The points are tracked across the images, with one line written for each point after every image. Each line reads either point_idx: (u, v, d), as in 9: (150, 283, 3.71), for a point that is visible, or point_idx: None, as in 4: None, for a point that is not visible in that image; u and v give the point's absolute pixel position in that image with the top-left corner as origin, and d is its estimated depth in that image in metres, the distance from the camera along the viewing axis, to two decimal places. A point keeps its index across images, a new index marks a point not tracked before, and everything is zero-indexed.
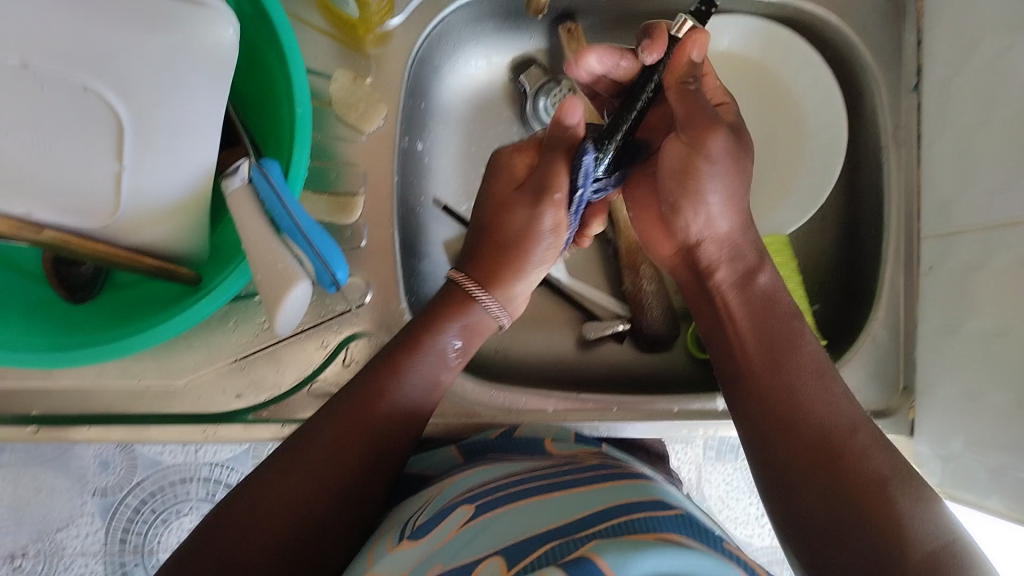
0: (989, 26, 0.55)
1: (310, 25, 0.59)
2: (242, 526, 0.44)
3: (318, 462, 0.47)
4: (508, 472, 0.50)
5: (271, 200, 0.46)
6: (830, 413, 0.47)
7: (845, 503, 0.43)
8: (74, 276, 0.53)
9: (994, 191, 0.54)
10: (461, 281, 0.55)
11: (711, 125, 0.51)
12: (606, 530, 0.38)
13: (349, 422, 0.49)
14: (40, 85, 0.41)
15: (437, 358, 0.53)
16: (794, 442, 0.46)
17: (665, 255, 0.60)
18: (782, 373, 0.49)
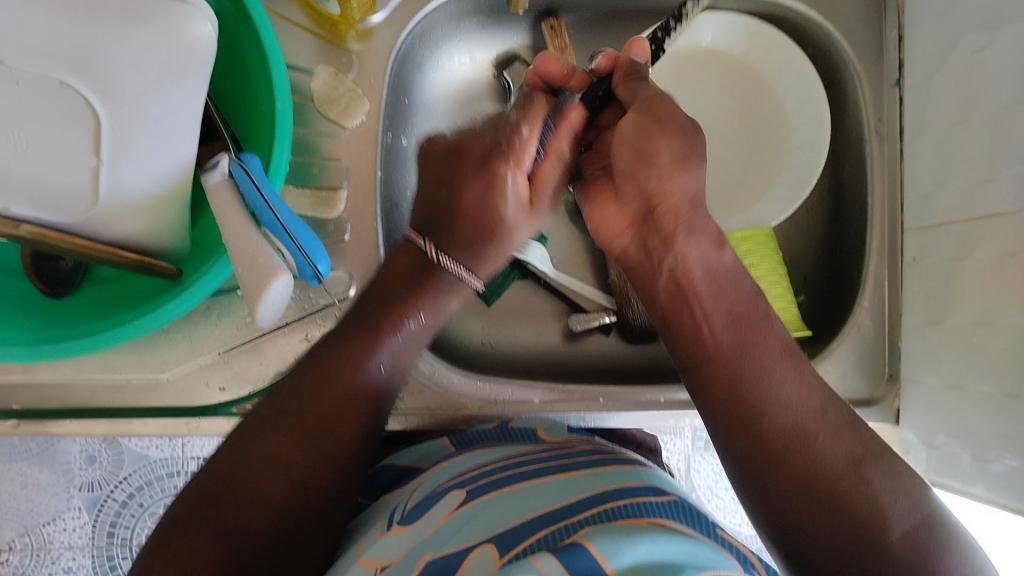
0: (970, 20, 0.55)
1: (289, 21, 0.58)
2: (217, 511, 0.42)
3: (287, 441, 0.45)
4: (500, 457, 0.50)
5: (252, 194, 0.46)
6: (789, 401, 0.44)
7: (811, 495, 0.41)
8: (54, 270, 0.52)
9: (976, 184, 0.55)
10: (417, 240, 0.53)
11: (658, 97, 0.51)
12: (599, 515, 0.38)
13: (312, 397, 0.46)
14: (17, 81, 0.41)
15: (392, 321, 0.50)
16: (757, 437, 0.44)
17: (616, 232, 0.54)
18: (742, 364, 0.46)
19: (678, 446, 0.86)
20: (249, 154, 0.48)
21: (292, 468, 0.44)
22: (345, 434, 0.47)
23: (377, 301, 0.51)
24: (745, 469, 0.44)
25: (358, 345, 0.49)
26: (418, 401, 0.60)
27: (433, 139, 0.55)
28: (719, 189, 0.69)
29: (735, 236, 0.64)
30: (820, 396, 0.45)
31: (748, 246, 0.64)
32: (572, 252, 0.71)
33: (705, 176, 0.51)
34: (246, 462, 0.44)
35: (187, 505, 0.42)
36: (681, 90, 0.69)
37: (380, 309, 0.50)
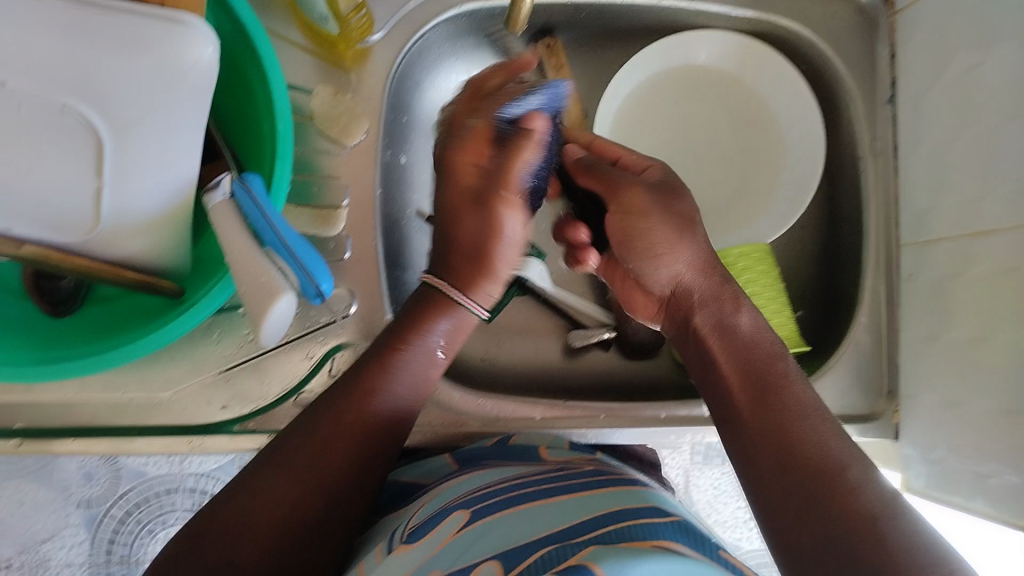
0: (963, 39, 0.56)
1: (287, 40, 0.59)
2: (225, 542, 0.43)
3: (288, 483, 0.45)
4: (504, 477, 0.51)
5: (255, 215, 0.46)
6: (820, 452, 0.43)
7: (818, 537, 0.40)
8: (56, 290, 0.53)
9: (971, 201, 0.55)
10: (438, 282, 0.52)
11: (633, 186, 0.54)
12: (604, 536, 0.38)
13: (319, 437, 0.47)
14: (19, 104, 0.41)
15: (416, 364, 0.51)
16: (784, 483, 0.43)
17: (649, 317, 0.59)
18: (775, 414, 0.46)
19: (676, 461, 0.86)
20: (251, 174, 0.48)
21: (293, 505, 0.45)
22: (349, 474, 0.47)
23: (402, 346, 0.51)
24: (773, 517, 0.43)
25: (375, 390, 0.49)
26: (419, 418, 0.60)
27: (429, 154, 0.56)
28: (714, 205, 0.69)
29: (732, 253, 0.64)
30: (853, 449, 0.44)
31: (745, 262, 0.64)
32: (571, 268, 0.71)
33: (685, 264, 0.52)
34: (243, 502, 0.44)
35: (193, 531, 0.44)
36: (677, 106, 0.69)
37: (399, 342, 0.51)
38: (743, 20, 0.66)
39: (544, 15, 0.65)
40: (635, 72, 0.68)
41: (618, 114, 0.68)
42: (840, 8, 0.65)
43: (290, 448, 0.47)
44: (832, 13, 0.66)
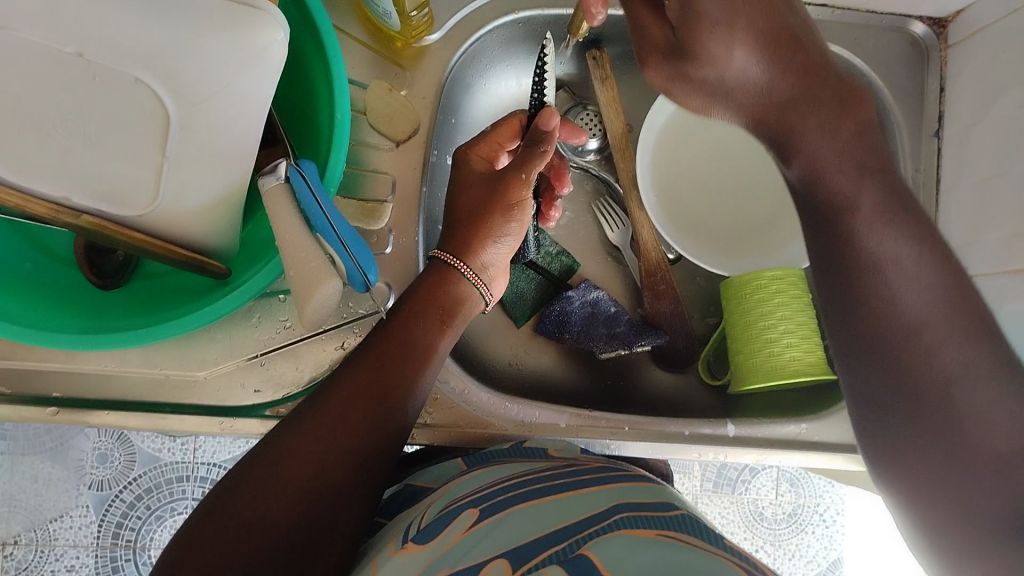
0: (1015, 77, 0.56)
1: (348, 35, 0.60)
2: (247, 501, 0.43)
3: (336, 416, 0.46)
4: (514, 473, 0.50)
5: (307, 199, 0.47)
6: (919, 325, 0.43)
7: (937, 432, 0.42)
8: (104, 262, 0.54)
9: (1013, 237, 0.55)
10: (442, 255, 0.54)
11: None
12: (614, 525, 0.40)
13: (350, 395, 0.47)
14: (93, 75, 0.42)
15: (427, 327, 0.52)
16: (893, 381, 0.44)
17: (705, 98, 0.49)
18: (859, 296, 0.46)
19: (687, 487, 0.90)
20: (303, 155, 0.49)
21: (343, 445, 0.46)
22: (388, 412, 0.48)
23: (414, 312, 0.52)
24: (879, 403, 0.45)
25: (401, 350, 0.50)
26: (446, 416, 0.60)
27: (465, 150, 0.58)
28: (752, 226, 0.70)
29: (766, 275, 0.63)
30: (943, 291, 0.43)
31: (777, 285, 0.63)
32: (605, 280, 0.72)
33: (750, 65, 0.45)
34: (289, 442, 0.45)
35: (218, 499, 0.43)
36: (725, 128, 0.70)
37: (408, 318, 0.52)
38: None
39: (597, 28, 0.66)
40: None
41: (663, 132, 0.69)
42: (893, 39, 0.66)
43: (337, 394, 0.47)
44: (885, 42, 0.66)
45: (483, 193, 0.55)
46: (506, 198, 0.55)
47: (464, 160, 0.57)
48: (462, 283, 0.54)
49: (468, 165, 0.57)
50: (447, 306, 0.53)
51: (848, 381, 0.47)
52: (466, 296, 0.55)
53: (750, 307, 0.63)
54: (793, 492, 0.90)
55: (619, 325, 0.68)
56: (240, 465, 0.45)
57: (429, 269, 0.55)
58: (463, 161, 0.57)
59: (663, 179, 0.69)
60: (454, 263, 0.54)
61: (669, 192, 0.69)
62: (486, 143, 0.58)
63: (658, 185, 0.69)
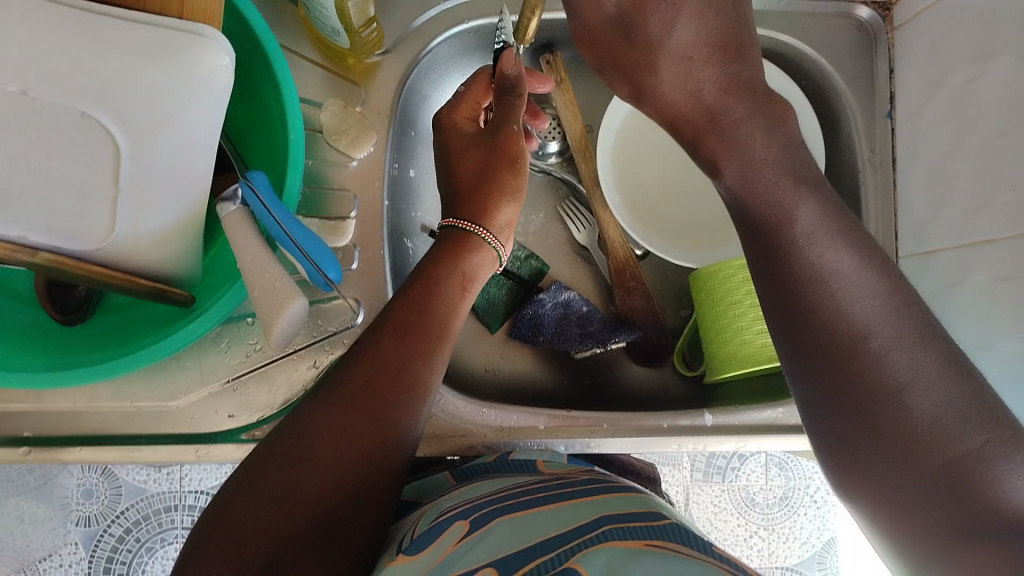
0: (961, 54, 0.57)
1: (301, 56, 0.60)
2: (277, 474, 0.43)
3: (363, 382, 0.47)
4: (501, 488, 0.50)
5: (262, 213, 0.47)
6: (868, 336, 0.42)
7: (891, 446, 0.39)
8: (68, 298, 0.53)
9: (969, 212, 0.56)
10: (457, 222, 0.55)
11: None
12: (599, 537, 0.40)
13: (379, 360, 0.48)
14: (38, 112, 0.41)
15: (452, 292, 0.52)
16: (840, 397, 0.42)
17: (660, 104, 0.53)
18: (801, 297, 0.44)
19: (676, 479, 0.91)
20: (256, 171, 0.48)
21: (373, 411, 0.46)
22: (417, 378, 0.48)
23: (437, 278, 0.52)
24: (828, 422, 0.42)
25: (422, 317, 0.50)
26: (426, 427, 0.61)
27: (450, 115, 0.57)
28: (716, 217, 0.70)
29: (734, 263, 0.63)
30: (891, 301, 0.43)
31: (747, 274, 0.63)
32: (575, 280, 0.72)
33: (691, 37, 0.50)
34: (317, 412, 0.45)
35: (225, 502, 0.42)
36: None
37: (430, 280, 0.52)
38: None
39: (549, 32, 0.67)
40: None
41: (621, 131, 0.70)
42: (840, 25, 0.67)
43: (365, 360, 0.47)
44: (832, 29, 0.67)
45: (482, 156, 0.56)
46: (504, 152, 0.56)
47: (452, 123, 0.57)
48: (481, 246, 0.55)
49: (456, 128, 0.57)
50: (467, 270, 0.54)
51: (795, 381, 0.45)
52: (483, 260, 0.55)
53: (719, 298, 0.63)
54: (782, 476, 0.91)
55: (593, 325, 0.68)
56: (268, 440, 0.45)
57: (446, 237, 0.55)
58: (449, 126, 0.57)
59: (625, 177, 0.70)
60: (465, 227, 0.55)
61: (633, 190, 0.70)
62: (466, 102, 0.58)
63: (620, 183, 0.69)
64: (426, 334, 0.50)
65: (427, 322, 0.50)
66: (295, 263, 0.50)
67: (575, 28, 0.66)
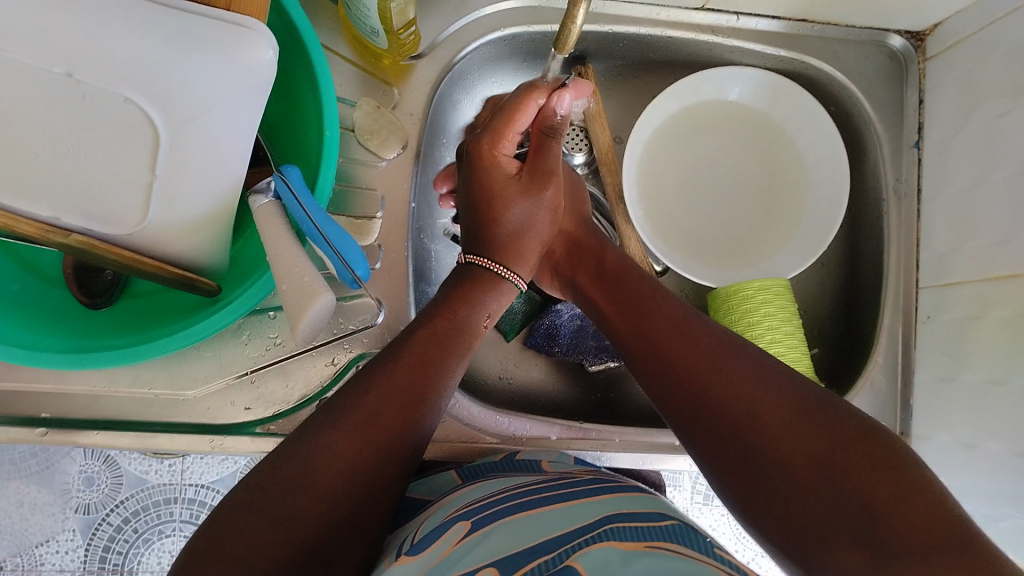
0: (993, 89, 0.57)
1: (337, 54, 0.61)
2: (279, 498, 0.39)
3: (370, 415, 0.44)
4: (502, 488, 0.50)
5: (293, 205, 0.48)
6: (759, 415, 0.43)
7: (796, 491, 0.41)
8: (94, 282, 0.54)
9: (993, 246, 0.56)
10: (485, 263, 0.54)
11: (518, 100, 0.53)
12: (602, 535, 0.40)
13: (387, 394, 0.46)
14: (82, 94, 0.42)
15: (471, 336, 0.52)
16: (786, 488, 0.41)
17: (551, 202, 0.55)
18: (699, 383, 0.46)
19: (680, 500, 0.90)
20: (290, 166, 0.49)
21: (378, 443, 0.44)
22: (422, 415, 0.47)
23: (458, 317, 0.51)
24: (754, 502, 0.43)
25: (435, 343, 0.49)
26: (438, 430, 0.60)
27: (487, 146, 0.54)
28: (738, 237, 0.70)
29: (753, 285, 0.63)
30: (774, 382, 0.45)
31: (766, 296, 0.63)
32: None
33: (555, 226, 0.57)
34: (321, 437, 0.43)
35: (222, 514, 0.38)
36: (705, 142, 0.71)
37: (448, 311, 0.51)
38: (776, 58, 0.68)
39: (582, 45, 0.67)
40: (667, 105, 0.69)
41: (648, 146, 0.70)
42: (871, 53, 0.68)
43: (375, 393, 0.45)
44: (863, 56, 0.68)
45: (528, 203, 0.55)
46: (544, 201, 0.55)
47: (494, 158, 0.54)
48: (507, 289, 0.55)
49: (491, 162, 0.55)
50: (489, 311, 0.54)
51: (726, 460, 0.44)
52: (504, 300, 0.55)
53: (735, 318, 0.64)
54: None
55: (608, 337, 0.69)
56: (270, 456, 0.42)
57: (468, 274, 0.54)
58: (490, 158, 0.54)
59: (649, 193, 0.70)
60: (495, 269, 0.54)
61: (655, 206, 0.70)
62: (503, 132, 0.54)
63: (643, 199, 0.70)
64: (441, 360, 0.49)
65: (443, 354, 0.49)
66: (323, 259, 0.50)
67: (609, 42, 0.67)
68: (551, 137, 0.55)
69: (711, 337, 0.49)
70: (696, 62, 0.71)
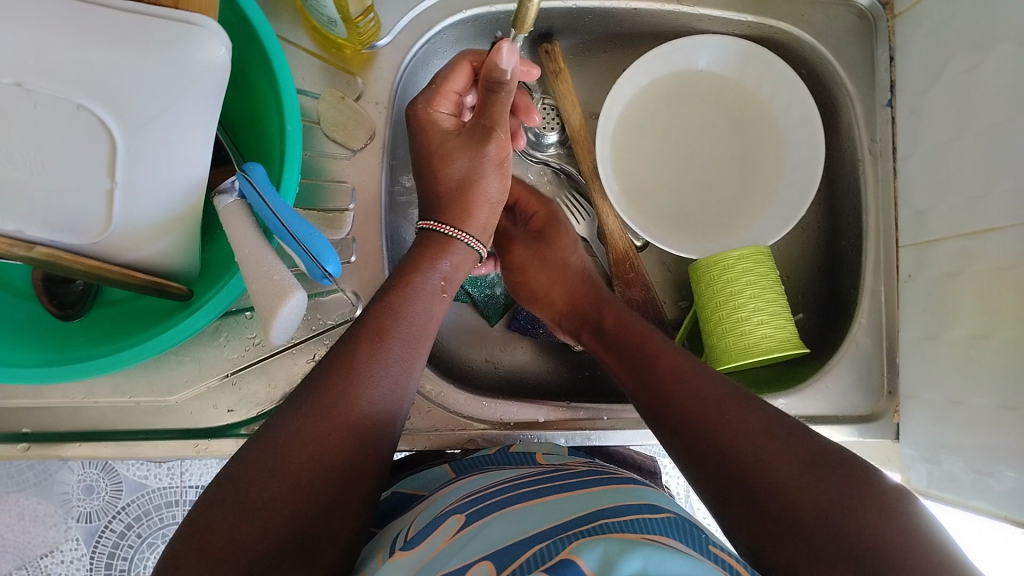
0: (961, 41, 0.57)
1: (298, 47, 0.60)
2: (248, 490, 0.39)
3: (336, 399, 0.43)
4: (498, 480, 0.49)
5: (258, 203, 0.47)
6: (740, 434, 0.44)
7: (800, 535, 0.40)
8: (65, 293, 0.54)
9: (969, 200, 0.56)
10: (436, 225, 0.52)
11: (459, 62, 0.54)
12: (595, 530, 0.37)
13: (350, 374, 0.45)
14: (34, 104, 0.41)
15: (429, 302, 0.50)
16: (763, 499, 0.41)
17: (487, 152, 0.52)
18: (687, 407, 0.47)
19: (676, 472, 0.92)
20: (254, 165, 0.49)
21: (346, 426, 0.43)
22: (388, 390, 0.46)
23: (414, 285, 0.49)
24: (753, 542, 0.42)
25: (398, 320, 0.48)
26: (424, 420, 0.60)
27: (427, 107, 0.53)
28: (716, 207, 0.70)
29: (732, 255, 0.63)
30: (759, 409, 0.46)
31: (745, 266, 0.62)
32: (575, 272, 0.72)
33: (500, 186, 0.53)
34: (288, 426, 0.42)
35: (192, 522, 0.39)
36: (678, 112, 0.70)
37: (403, 280, 0.49)
38: (745, 23, 0.68)
39: (547, 21, 0.66)
40: (637, 77, 0.69)
41: (621, 120, 0.69)
42: (840, 12, 0.67)
43: (336, 373, 0.44)
44: (832, 16, 0.67)
45: (470, 160, 0.52)
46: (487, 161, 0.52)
47: (429, 118, 0.53)
48: (461, 249, 0.52)
49: (426, 123, 0.53)
50: (447, 275, 0.52)
51: (705, 472, 0.45)
52: (459, 261, 0.52)
53: (719, 289, 0.63)
54: None
55: None
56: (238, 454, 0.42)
57: (421, 241, 0.52)
58: (426, 120, 0.53)
59: (624, 168, 0.70)
60: (444, 230, 0.52)
61: (631, 181, 0.70)
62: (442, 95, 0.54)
63: (619, 174, 0.69)
64: (397, 337, 0.47)
65: (401, 325, 0.48)
66: (292, 258, 0.49)
67: (574, 17, 0.66)
68: (495, 91, 0.52)
69: (718, 384, 0.48)
70: (664, 33, 0.70)
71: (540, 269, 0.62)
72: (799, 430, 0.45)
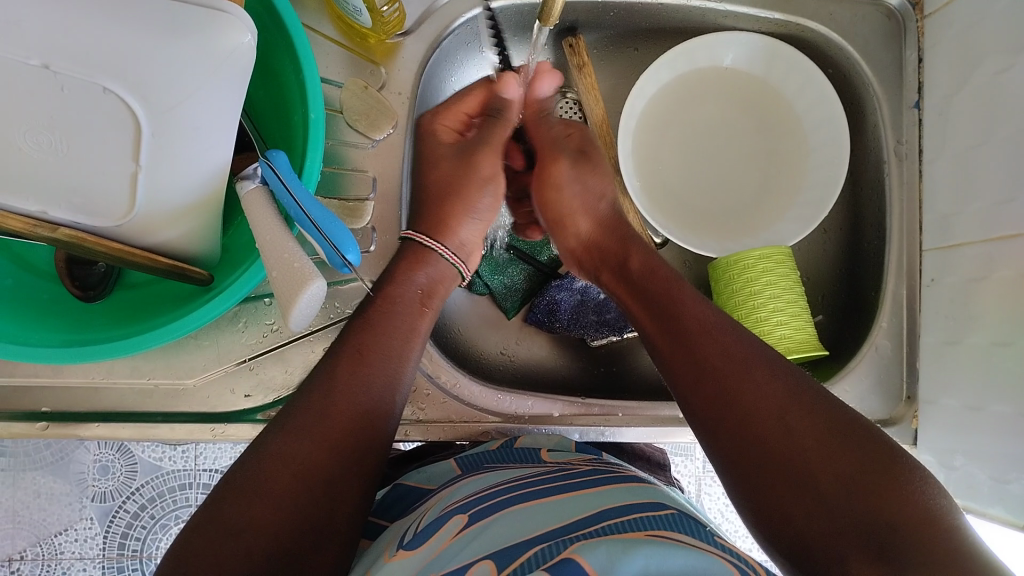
0: (991, 44, 0.56)
1: (322, 35, 0.60)
2: (237, 506, 0.39)
3: (321, 414, 0.44)
4: (502, 479, 0.49)
5: (280, 191, 0.47)
6: (762, 400, 0.43)
7: (817, 505, 0.39)
8: (88, 274, 0.54)
9: (995, 205, 0.55)
10: (411, 234, 0.55)
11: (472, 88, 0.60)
12: (597, 530, 0.37)
13: (333, 390, 0.45)
14: (61, 86, 0.41)
15: (408, 314, 0.51)
16: (778, 468, 0.41)
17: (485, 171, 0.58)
18: (707, 365, 0.46)
19: (689, 469, 0.92)
20: (277, 152, 0.49)
21: (334, 436, 0.44)
22: (377, 399, 0.46)
23: (392, 296, 0.51)
24: (762, 503, 0.42)
25: (375, 328, 0.49)
26: (439, 411, 0.60)
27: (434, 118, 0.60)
28: (735, 207, 0.69)
29: (752, 254, 0.62)
30: (781, 374, 0.44)
31: (764, 266, 0.62)
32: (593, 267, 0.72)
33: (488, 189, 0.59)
34: (278, 442, 0.43)
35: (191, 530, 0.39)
36: (702, 109, 0.70)
37: (386, 294, 0.51)
38: (771, 21, 0.67)
39: (572, 15, 0.66)
40: (662, 73, 0.68)
41: (644, 116, 0.69)
42: (869, 12, 0.66)
43: (321, 389, 0.45)
44: (860, 16, 0.66)
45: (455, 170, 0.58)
46: (475, 173, 0.58)
47: (430, 130, 0.60)
48: (438, 261, 0.55)
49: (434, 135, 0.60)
50: (426, 287, 0.53)
51: (724, 433, 0.44)
52: (439, 272, 0.55)
53: (737, 289, 0.63)
54: None
55: (610, 311, 0.69)
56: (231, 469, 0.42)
57: (403, 250, 0.55)
58: (430, 130, 0.60)
59: (646, 164, 0.69)
60: (427, 243, 0.55)
61: (653, 178, 0.69)
62: (450, 114, 0.60)
63: (640, 170, 0.69)
64: (377, 344, 0.48)
65: (381, 341, 0.49)
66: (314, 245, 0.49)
67: (599, 11, 0.66)
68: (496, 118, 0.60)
69: (747, 347, 0.46)
70: (690, 29, 0.70)
71: (577, 191, 0.58)
72: (824, 400, 0.43)
